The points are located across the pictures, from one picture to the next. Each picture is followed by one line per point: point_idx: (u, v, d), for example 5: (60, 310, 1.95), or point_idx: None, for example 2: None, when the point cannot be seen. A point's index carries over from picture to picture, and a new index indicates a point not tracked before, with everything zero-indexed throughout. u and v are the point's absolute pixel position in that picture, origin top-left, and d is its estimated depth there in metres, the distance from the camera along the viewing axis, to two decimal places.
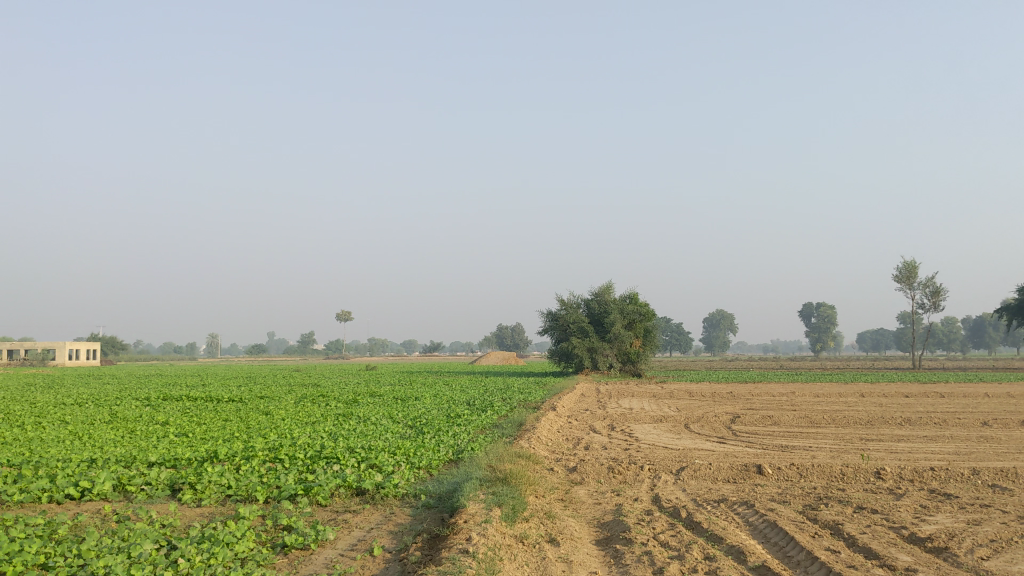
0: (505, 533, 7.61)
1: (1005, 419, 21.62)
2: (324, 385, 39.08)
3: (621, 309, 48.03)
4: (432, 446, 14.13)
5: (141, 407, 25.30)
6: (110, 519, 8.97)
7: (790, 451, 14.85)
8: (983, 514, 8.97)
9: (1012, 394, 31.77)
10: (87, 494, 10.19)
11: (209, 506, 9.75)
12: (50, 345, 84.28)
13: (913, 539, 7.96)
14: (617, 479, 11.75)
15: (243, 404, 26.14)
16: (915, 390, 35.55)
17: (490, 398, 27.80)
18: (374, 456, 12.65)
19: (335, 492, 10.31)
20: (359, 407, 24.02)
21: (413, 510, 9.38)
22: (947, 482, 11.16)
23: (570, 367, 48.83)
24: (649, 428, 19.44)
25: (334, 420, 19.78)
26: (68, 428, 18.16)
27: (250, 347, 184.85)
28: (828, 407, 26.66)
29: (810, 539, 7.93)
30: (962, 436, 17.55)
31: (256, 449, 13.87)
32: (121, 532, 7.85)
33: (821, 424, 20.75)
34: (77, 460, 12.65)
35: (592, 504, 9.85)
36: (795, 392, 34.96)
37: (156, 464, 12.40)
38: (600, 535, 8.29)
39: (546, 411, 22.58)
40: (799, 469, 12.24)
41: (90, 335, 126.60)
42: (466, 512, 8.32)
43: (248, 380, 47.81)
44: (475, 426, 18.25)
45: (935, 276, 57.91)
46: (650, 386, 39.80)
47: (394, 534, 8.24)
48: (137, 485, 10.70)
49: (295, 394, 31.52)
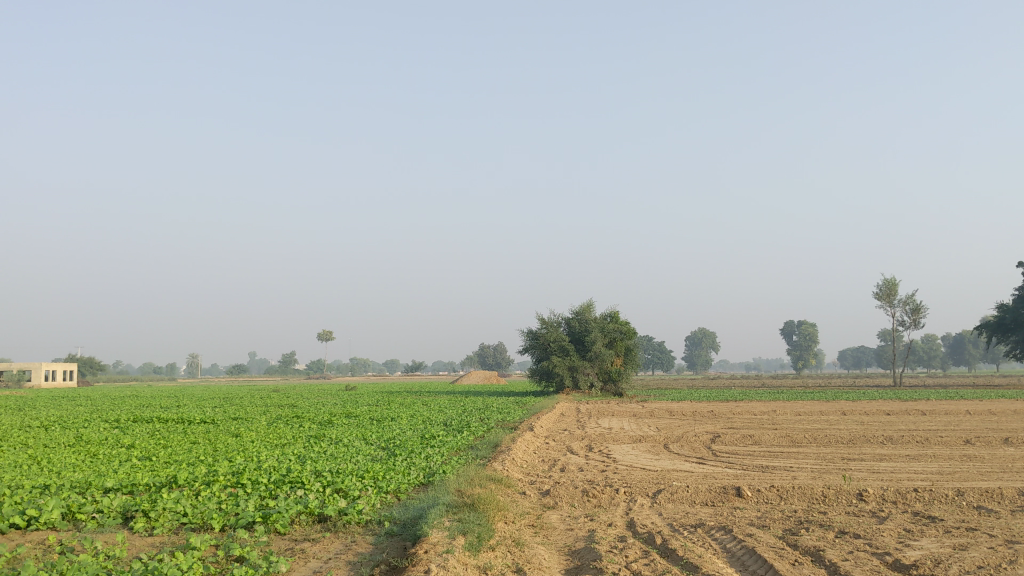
0: (468, 564, 7.17)
1: (990, 437, 21.35)
2: (301, 406, 38.41)
3: (602, 328, 47.76)
4: (404, 469, 13.67)
5: (110, 429, 24.69)
6: (53, 550, 8.48)
7: (771, 472, 14.48)
8: (970, 538, 8.61)
9: (994, 412, 31.71)
10: (34, 523, 9.70)
11: (160, 535, 9.28)
12: (26, 366, 83.09)
13: (897, 566, 7.57)
14: (591, 503, 11.33)
15: (215, 426, 25.61)
16: (897, 407, 35.37)
17: (468, 418, 27.35)
18: (340, 479, 12.16)
19: (296, 519, 9.84)
20: (333, 429, 23.53)
21: (375, 537, 8.94)
22: (931, 504, 10.81)
23: (550, 386, 48.43)
24: (628, 449, 19.07)
25: (305, 442, 19.28)
26: (30, 452, 17.57)
27: (230, 368, 184.24)
28: (809, 426, 26.37)
29: (790, 568, 7.53)
30: (945, 455, 17.28)
31: (218, 473, 13.35)
32: (59, 565, 7.32)
33: (803, 443, 20.44)
34: (29, 486, 12.10)
35: (564, 530, 9.42)
36: (777, 410, 34.57)
37: (111, 491, 11.87)
38: (569, 564, 7.88)
39: (523, 432, 22.17)
40: (779, 491, 11.86)
41: (70, 355, 125.66)
42: (428, 541, 7.88)
43: (225, 400, 47.16)
44: (449, 447, 17.77)
45: (914, 293, 58.11)
46: (632, 405, 39.50)
47: (352, 565, 7.80)
48: (88, 513, 10.21)
49: (269, 415, 30.93)
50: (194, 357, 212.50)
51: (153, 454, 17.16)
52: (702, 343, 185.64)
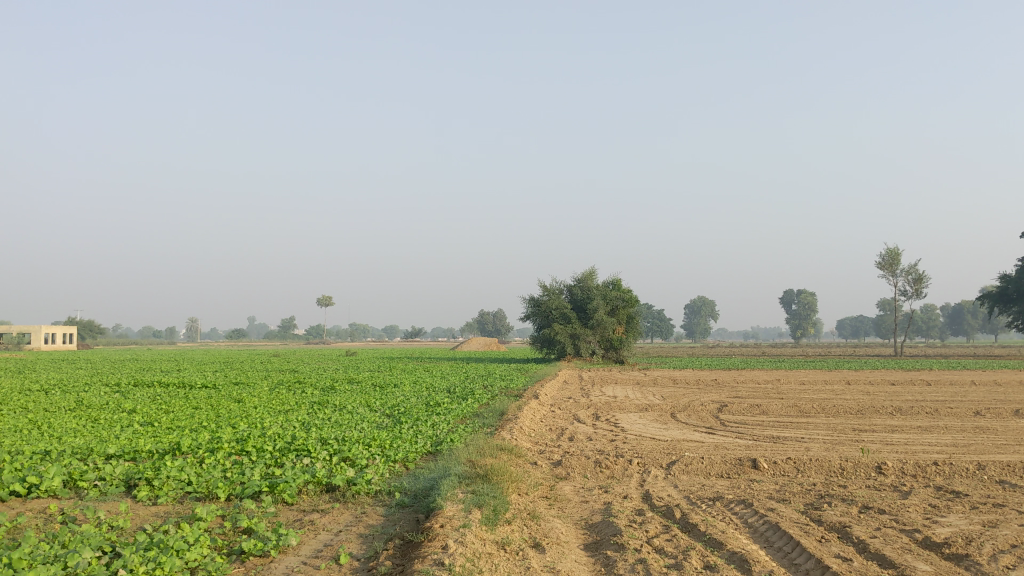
0: (485, 539, 6.90)
1: (999, 409, 21.15)
2: (302, 371, 38.14)
3: (604, 295, 47.30)
4: (410, 437, 13.41)
5: (110, 393, 24.47)
6: (54, 520, 8.20)
7: (784, 443, 14.23)
8: (998, 515, 8.36)
9: (998, 382, 31.54)
10: (34, 490, 9.42)
11: (165, 505, 9.02)
12: (26, 328, 83.06)
13: (928, 544, 7.31)
14: (604, 474, 11.09)
15: (217, 391, 25.42)
16: (902, 377, 35.13)
17: (472, 385, 27.10)
18: (347, 448, 11.90)
19: (304, 489, 9.59)
20: (336, 395, 23.27)
21: (386, 509, 8.71)
22: (951, 478, 10.61)
23: (551, 354, 48.26)
24: (635, 418, 18.82)
25: (309, 408, 19.09)
26: (29, 416, 17.32)
27: (229, 332, 184.32)
28: (816, 395, 26.17)
29: (817, 544, 7.26)
30: (957, 427, 17.05)
31: (222, 440, 13.09)
32: (61, 538, 7.06)
33: (812, 413, 20.23)
34: (28, 452, 11.84)
35: (579, 502, 9.19)
36: (781, 379, 34.37)
37: (113, 458, 11.62)
38: (588, 539, 7.62)
39: (529, 399, 21.97)
40: (797, 463, 11.62)
41: (69, 318, 125.35)
42: (443, 515, 7.60)
43: (226, 364, 46.97)
44: (456, 415, 17.53)
45: (917, 263, 57.70)
46: (634, 373, 39.29)
47: (364, 538, 7.51)
48: (89, 481, 9.95)
49: (271, 381, 30.72)
50: (192, 321, 211.75)
51: (155, 418, 16.97)
52: (702, 311, 185.27)
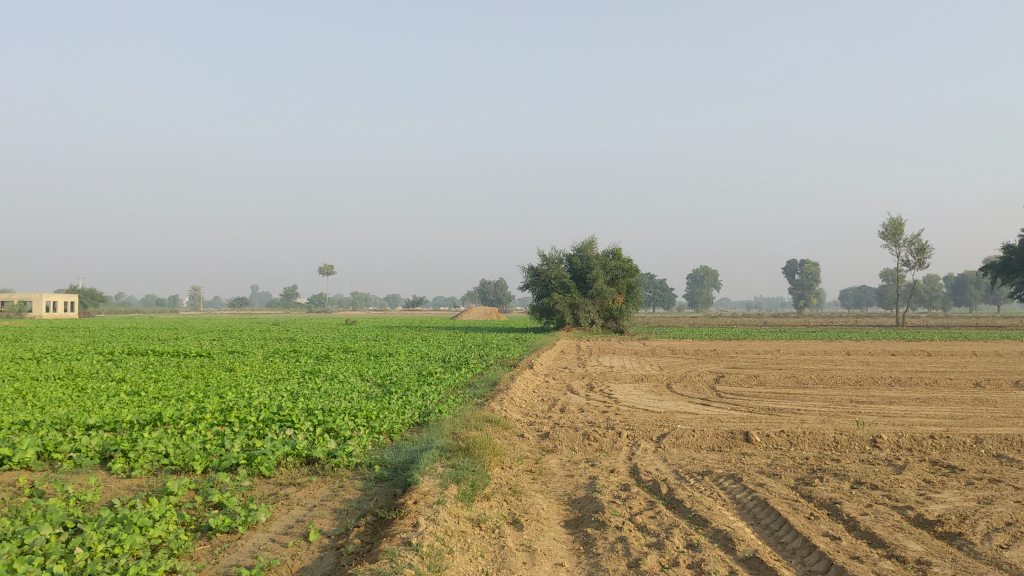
0: (460, 517, 6.64)
1: (1000, 380, 20.90)
2: (298, 340, 37.92)
3: (604, 265, 46.81)
4: (398, 407, 13.18)
5: (102, 362, 24.24)
6: (21, 494, 7.95)
7: (779, 416, 13.94)
8: (993, 491, 8.11)
9: (1000, 353, 31.34)
10: (8, 462, 9.22)
11: (140, 477, 8.79)
12: (27, 297, 82.97)
13: (920, 521, 7.06)
14: (592, 447, 10.86)
15: (210, 360, 25.19)
16: (904, 348, 34.80)
17: (467, 355, 26.86)
18: (333, 419, 11.64)
19: (283, 461, 9.35)
20: (329, 364, 23.07)
21: (365, 484, 8.46)
22: (947, 452, 10.36)
23: (550, 323, 48.09)
24: (630, 390, 18.55)
25: (299, 377, 18.97)
26: (15, 385, 17.11)
27: (232, 301, 184.20)
28: (814, 366, 26.00)
29: (805, 522, 7.00)
30: (957, 399, 16.78)
31: (207, 410, 12.84)
32: (24, 514, 6.83)
33: (810, 384, 19.93)
34: (8, 423, 11.59)
35: (563, 476, 8.94)
36: (781, 350, 34.10)
37: (92, 428, 11.37)
38: (569, 515, 7.37)
39: (524, 369, 21.78)
40: (791, 436, 11.36)
41: (71, 287, 124.88)
42: (417, 491, 7.35)
43: (223, 333, 46.88)
44: (448, 386, 17.31)
45: (920, 234, 57.17)
46: (633, 343, 39.04)
47: (338, 514, 7.27)
48: (65, 453, 9.71)
49: (266, 350, 30.55)
50: (195, 288, 211.20)
51: (142, 388, 16.73)
52: (705, 280, 185.25)
